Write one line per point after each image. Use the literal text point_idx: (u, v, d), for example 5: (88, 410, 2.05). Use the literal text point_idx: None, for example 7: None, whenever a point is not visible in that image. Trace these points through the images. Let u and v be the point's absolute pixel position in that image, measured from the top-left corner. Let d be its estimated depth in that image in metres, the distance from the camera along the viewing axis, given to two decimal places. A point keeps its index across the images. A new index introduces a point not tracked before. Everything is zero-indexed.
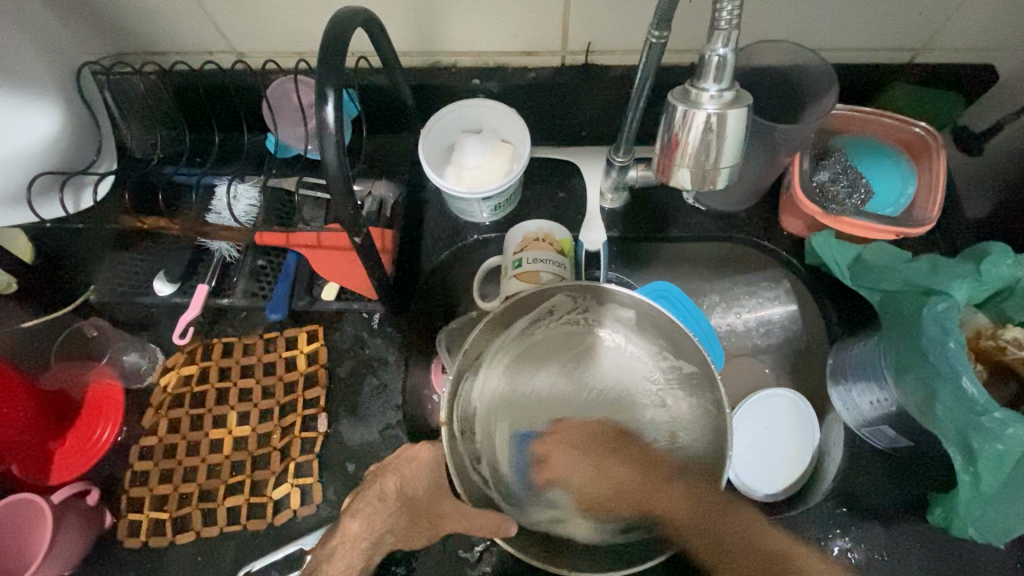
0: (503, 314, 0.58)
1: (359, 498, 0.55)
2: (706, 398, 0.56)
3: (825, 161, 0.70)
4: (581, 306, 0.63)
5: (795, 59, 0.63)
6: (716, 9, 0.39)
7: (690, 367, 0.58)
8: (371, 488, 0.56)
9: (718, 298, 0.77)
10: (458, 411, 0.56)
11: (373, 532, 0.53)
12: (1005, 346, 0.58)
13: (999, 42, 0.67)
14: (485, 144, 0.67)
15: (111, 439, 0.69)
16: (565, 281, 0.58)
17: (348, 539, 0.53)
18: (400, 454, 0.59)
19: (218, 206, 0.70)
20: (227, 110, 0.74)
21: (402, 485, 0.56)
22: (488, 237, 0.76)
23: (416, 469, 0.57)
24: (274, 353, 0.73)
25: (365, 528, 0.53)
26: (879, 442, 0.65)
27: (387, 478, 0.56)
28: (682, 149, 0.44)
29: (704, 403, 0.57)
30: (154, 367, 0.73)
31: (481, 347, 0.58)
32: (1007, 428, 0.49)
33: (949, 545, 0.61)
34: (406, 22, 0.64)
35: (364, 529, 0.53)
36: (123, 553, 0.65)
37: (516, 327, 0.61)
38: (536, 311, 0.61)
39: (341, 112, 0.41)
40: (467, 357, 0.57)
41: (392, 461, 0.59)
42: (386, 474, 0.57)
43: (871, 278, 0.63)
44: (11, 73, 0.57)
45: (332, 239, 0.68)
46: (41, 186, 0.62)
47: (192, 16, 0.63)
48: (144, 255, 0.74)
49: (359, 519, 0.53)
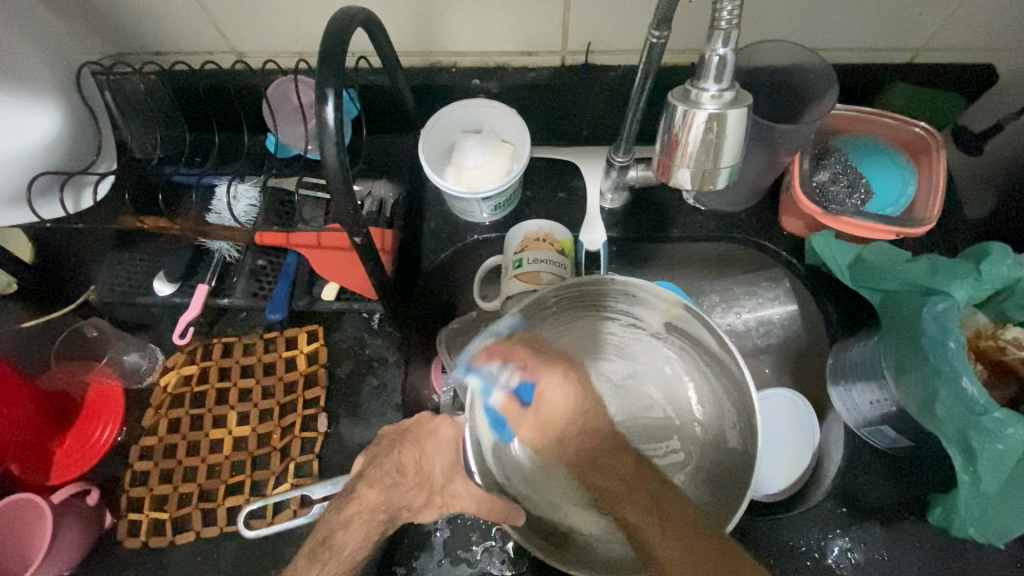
0: (543, 302, 0.56)
1: (376, 465, 0.49)
2: (737, 427, 0.57)
3: (824, 162, 0.70)
4: (624, 304, 0.59)
5: (796, 58, 0.63)
6: (716, 9, 0.39)
7: (730, 392, 0.57)
8: (387, 458, 0.49)
9: (718, 297, 0.77)
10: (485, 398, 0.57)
11: (392, 505, 0.47)
12: (1005, 345, 0.58)
13: (1000, 42, 0.67)
14: (486, 144, 0.67)
15: (111, 439, 0.69)
16: (616, 278, 0.55)
17: (366, 510, 0.46)
18: (421, 423, 0.52)
19: (218, 206, 0.70)
20: (227, 110, 0.74)
21: (422, 459, 0.50)
22: (488, 237, 0.76)
23: (439, 442, 0.51)
24: (274, 353, 0.73)
25: (384, 499, 0.47)
26: (879, 442, 0.65)
27: (406, 447, 0.50)
28: (682, 149, 0.44)
29: (732, 428, 0.57)
30: (154, 367, 0.73)
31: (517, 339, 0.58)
32: (1006, 428, 0.49)
33: (950, 546, 0.61)
34: (406, 22, 0.64)
35: (382, 499, 0.46)
36: (123, 553, 0.65)
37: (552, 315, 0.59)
38: (574, 302, 0.58)
39: (342, 112, 0.41)
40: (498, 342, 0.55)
41: (411, 429, 0.52)
42: (404, 443, 0.50)
43: (871, 278, 0.63)
44: (10, 73, 0.57)
45: (332, 239, 0.68)
46: (41, 187, 0.62)
47: (192, 16, 0.63)
48: (144, 256, 0.74)
49: (377, 488, 0.46)
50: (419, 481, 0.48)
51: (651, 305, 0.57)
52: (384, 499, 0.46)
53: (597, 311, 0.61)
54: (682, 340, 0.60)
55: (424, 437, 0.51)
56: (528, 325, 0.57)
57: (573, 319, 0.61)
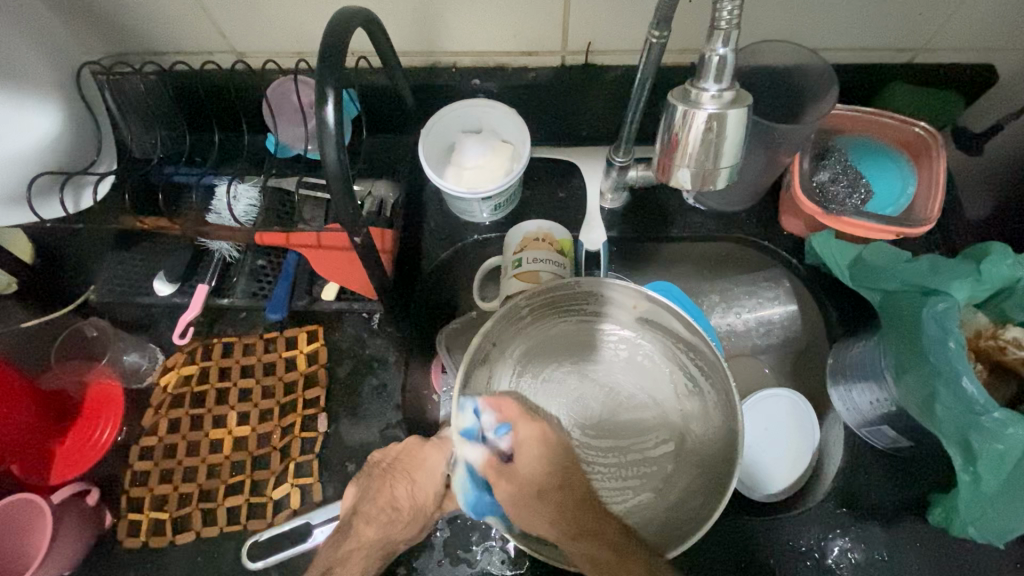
0: (520, 308, 0.55)
1: (371, 502, 0.55)
2: (718, 407, 0.55)
3: (824, 161, 0.70)
4: (596, 302, 0.59)
5: (796, 58, 0.63)
6: (716, 9, 0.39)
7: (706, 374, 0.56)
8: (381, 495, 0.55)
9: (718, 298, 0.77)
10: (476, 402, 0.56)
11: (389, 541, 0.54)
12: (1005, 345, 0.57)
13: (1000, 42, 0.67)
14: (485, 144, 0.67)
15: (111, 439, 0.69)
16: (581, 278, 0.55)
17: (364, 546, 0.53)
18: (409, 452, 0.59)
19: (218, 206, 0.70)
20: (227, 109, 0.74)
21: (415, 490, 0.56)
22: (487, 237, 0.76)
23: (428, 470, 0.57)
24: (274, 353, 0.73)
25: (381, 535, 0.53)
26: (879, 442, 0.65)
27: (398, 481, 0.56)
28: (682, 148, 0.44)
29: (714, 410, 0.55)
30: (154, 367, 0.73)
31: (492, 350, 0.57)
32: (1007, 429, 0.49)
33: (949, 546, 0.61)
34: (407, 22, 0.64)
35: (379, 537, 0.53)
36: (123, 553, 0.65)
37: (529, 320, 0.58)
38: (550, 306, 0.58)
39: (341, 112, 0.41)
40: (479, 350, 0.54)
41: (401, 459, 0.58)
42: (396, 477, 0.56)
43: (871, 278, 0.63)
44: (11, 73, 0.57)
45: (332, 240, 0.67)
46: (41, 186, 0.62)
47: (193, 17, 0.63)
48: (143, 255, 0.75)
49: (374, 526, 0.54)
50: (412, 514, 0.55)
51: (620, 302, 0.58)
52: (380, 535, 0.53)
53: (572, 313, 0.60)
54: (653, 332, 0.60)
55: (414, 468, 0.57)
56: (506, 332, 0.57)
57: (549, 323, 0.61)
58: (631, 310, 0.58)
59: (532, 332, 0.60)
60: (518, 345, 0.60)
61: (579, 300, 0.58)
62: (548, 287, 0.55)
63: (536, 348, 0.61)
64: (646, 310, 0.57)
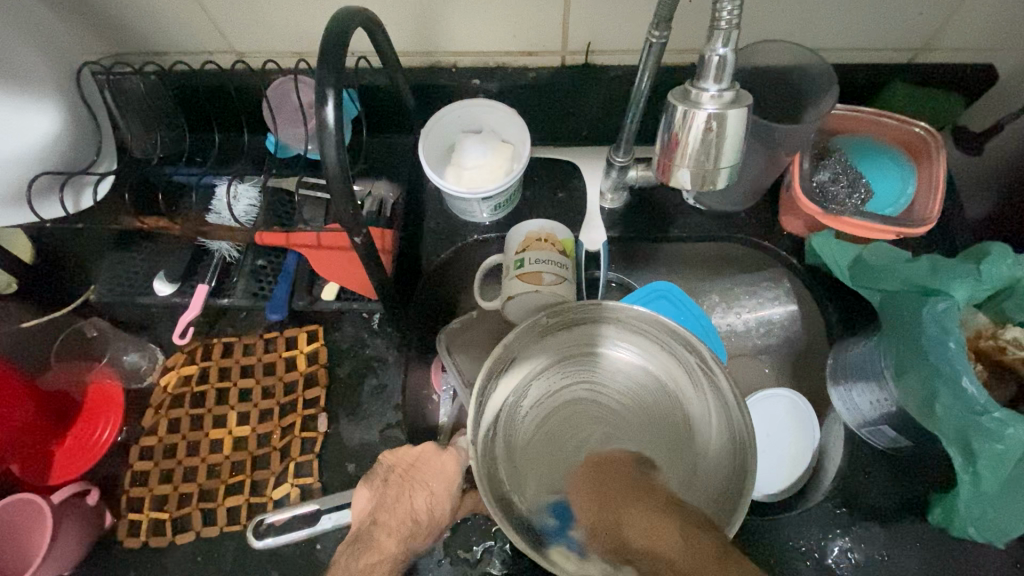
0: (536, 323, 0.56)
1: (390, 513, 0.58)
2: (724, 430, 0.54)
3: (824, 162, 0.70)
4: (605, 322, 0.59)
5: (796, 59, 0.63)
6: (716, 9, 0.39)
7: (714, 397, 0.55)
8: (399, 506, 0.58)
9: (718, 297, 0.78)
10: (486, 414, 0.55)
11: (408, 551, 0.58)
12: (1005, 345, 0.57)
13: (1000, 42, 0.67)
14: (486, 144, 0.67)
15: (111, 439, 0.69)
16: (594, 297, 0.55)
17: (386, 558, 0.56)
18: (425, 460, 0.62)
19: (218, 206, 0.70)
20: (226, 109, 0.74)
21: (433, 504, 0.60)
22: (487, 237, 0.76)
23: (442, 479, 0.61)
24: (274, 353, 0.73)
25: (400, 548, 0.57)
26: (879, 442, 0.64)
27: (416, 492, 0.59)
28: (682, 149, 0.44)
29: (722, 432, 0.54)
30: (154, 367, 0.73)
31: (506, 361, 0.56)
32: (1007, 429, 0.49)
33: (950, 546, 0.61)
34: (407, 22, 0.64)
35: (400, 549, 0.57)
36: (123, 553, 0.65)
37: (542, 337, 0.58)
38: (561, 322, 0.58)
39: (341, 111, 0.41)
40: (500, 361, 0.55)
41: (408, 463, 0.61)
42: (414, 486, 0.59)
43: (870, 277, 0.63)
44: (9, 73, 0.56)
45: (332, 240, 0.67)
46: (41, 187, 0.62)
47: (192, 16, 0.63)
48: (144, 256, 0.74)
49: (395, 538, 0.57)
50: (429, 526, 0.59)
51: (629, 322, 0.58)
52: (400, 547, 0.57)
53: (582, 332, 0.60)
54: (661, 358, 0.59)
55: (431, 478, 0.61)
56: (521, 345, 0.57)
57: (560, 337, 0.59)
58: (642, 330, 0.58)
59: (545, 352, 0.59)
60: (537, 359, 0.59)
61: (591, 316, 0.58)
62: (564, 303, 0.56)
63: (550, 365, 0.60)
64: (656, 329, 0.57)
